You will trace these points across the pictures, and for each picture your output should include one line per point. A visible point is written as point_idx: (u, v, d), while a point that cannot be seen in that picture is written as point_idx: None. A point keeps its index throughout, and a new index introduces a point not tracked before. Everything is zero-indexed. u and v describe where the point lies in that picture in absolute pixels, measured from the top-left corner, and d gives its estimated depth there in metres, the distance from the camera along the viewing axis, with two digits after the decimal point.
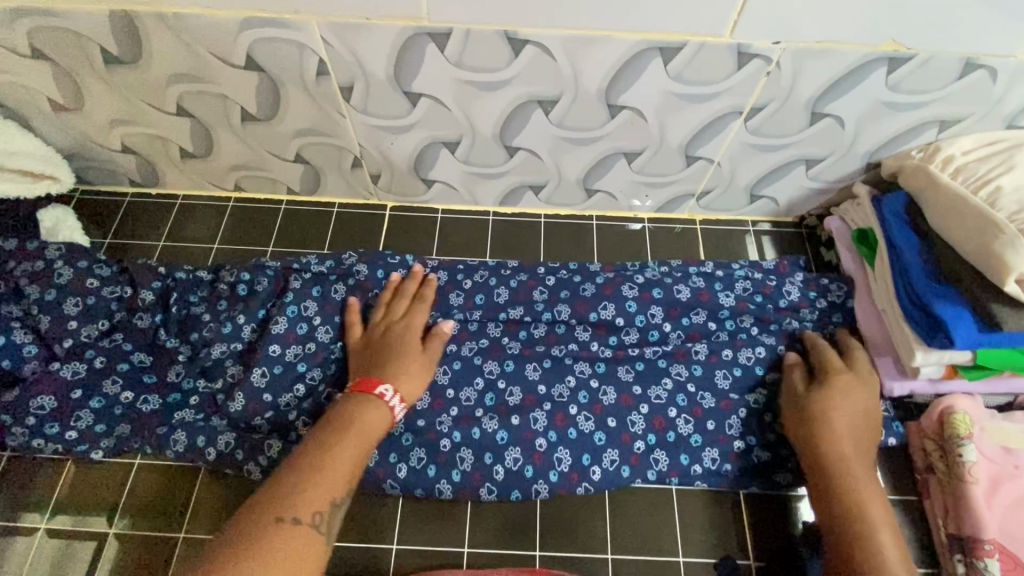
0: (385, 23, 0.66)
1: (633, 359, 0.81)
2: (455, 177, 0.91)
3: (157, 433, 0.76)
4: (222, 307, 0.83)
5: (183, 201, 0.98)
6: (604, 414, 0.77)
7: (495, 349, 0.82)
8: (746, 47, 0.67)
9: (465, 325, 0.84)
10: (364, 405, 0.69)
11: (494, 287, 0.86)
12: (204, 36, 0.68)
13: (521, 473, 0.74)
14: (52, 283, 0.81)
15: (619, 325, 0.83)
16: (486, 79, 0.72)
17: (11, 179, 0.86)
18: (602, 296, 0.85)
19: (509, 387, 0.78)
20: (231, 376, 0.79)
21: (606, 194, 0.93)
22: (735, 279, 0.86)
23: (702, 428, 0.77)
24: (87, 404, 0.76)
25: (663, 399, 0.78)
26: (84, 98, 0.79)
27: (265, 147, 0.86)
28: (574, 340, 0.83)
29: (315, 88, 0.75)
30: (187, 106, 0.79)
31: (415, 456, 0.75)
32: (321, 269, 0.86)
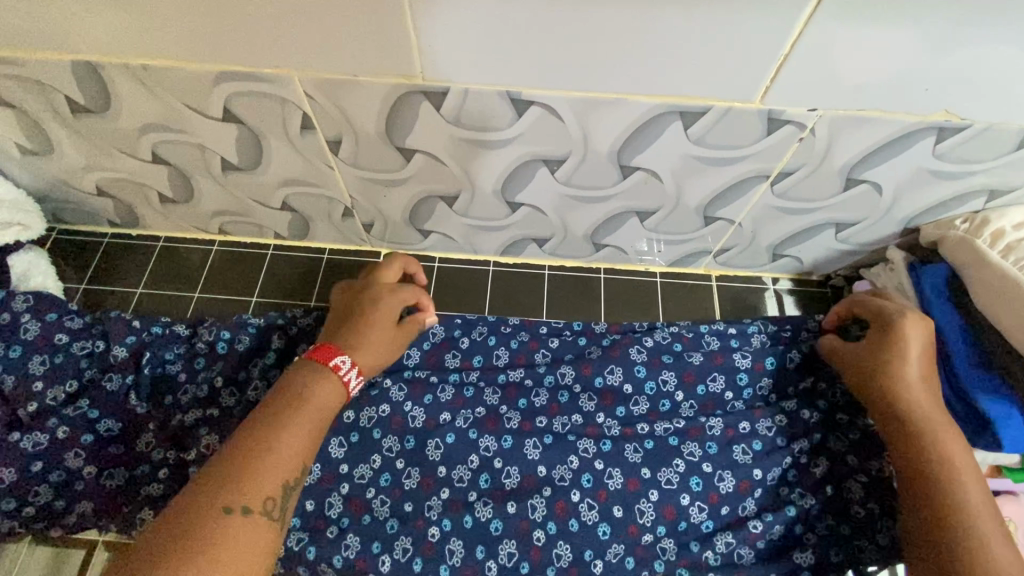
0: (374, 81, 0.59)
1: (643, 436, 0.73)
2: (453, 229, 0.84)
3: (123, 511, 0.70)
4: (200, 367, 0.77)
5: (165, 243, 0.92)
6: (610, 502, 0.70)
7: (491, 421, 0.74)
8: (778, 113, 0.60)
9: (460, 390, 0.76)
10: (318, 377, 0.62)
11: (493, 347, 0.80)
12: (176, 87, 0.62)
13: (515, 570, 0.67)
14: (17, 339, 0.75)
15: (627, 394, 0.76)
16: (485, 137, 0.65)
17: None
18: (608, 359, 0.78)
19: (506, 467, 0.71)
20: (206, 446, 0.71)
21: (615, 249, 0.86)
22: (750, 334, 0.80)
23: (715, 513, 0.70)
24: (47, 479, 0.70)
25: (675, 483, 0.70)
26: (53, 144, 0.73)
27: (249, 195, 0.80)
28: (577, 411, 0.75)
29: (300, 142, 0.68)
30: (163, 154, 0.73)
31: (400, 547, 0.68)
32: (308, 323, 0.80)
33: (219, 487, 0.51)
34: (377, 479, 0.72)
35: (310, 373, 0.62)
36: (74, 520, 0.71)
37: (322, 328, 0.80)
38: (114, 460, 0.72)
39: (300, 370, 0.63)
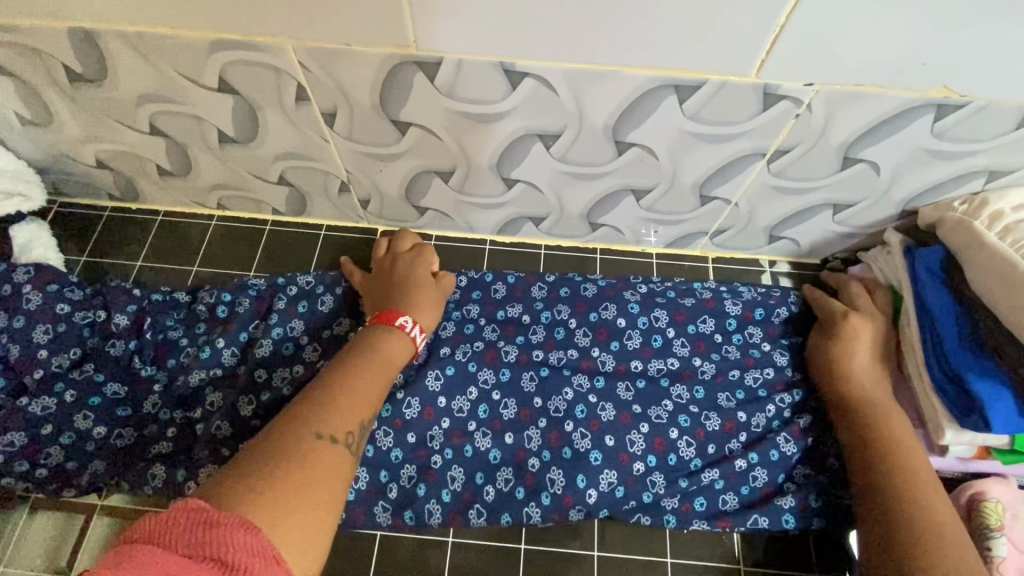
0: (368, 50, 0.59)
1: (637, 375, 0.74)
2: (449, 206, 0.84)
3: (136, 468, 0.71)
4: (200, 331, 0.78)
5: (165, 217, 0.93)
6: (602, 431, 0.71)
7: (490, 354, 0.75)
8: (773, 88, 0.60)
9: (461, 325, 0.76)
10: (384, 336, 0.66)
11: (490, 282, 0.80)
12: (171, 55, 0.62)
13: (511, 495, 0.69)
14: (20, 309, 0.76)
15: (621, 329, 0.76)
16: (480, 109, 0.65)
17: None
18: (601, 299, 0.79)
19: (504, 399, 0.72)
20: (212, 404, 0.73)
21: (611, 228, 0.86)
22: (742, 289, 0.80)
23: (704, 452, 0.71)
24: (58, 440, 0.71)
25: (665, 418, 0.72)
26: (51, 115, 0.74)
27: (246, 169, 0.80)
28: (573, 346, 0.76)
29: (295, 114, 0.68)
30: (161, 125, 0.73)
31: (405, 475, 0.70)
32: (306, 283, 0.80)
33: (309, 419, 0.53)
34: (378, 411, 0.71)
35: (381, 335, 0.66)
36: (87, 480, 0.71)
37: (321, 287, 0.80)
38: (122, 420, 0.73)
39: (367, 333, 0.66)
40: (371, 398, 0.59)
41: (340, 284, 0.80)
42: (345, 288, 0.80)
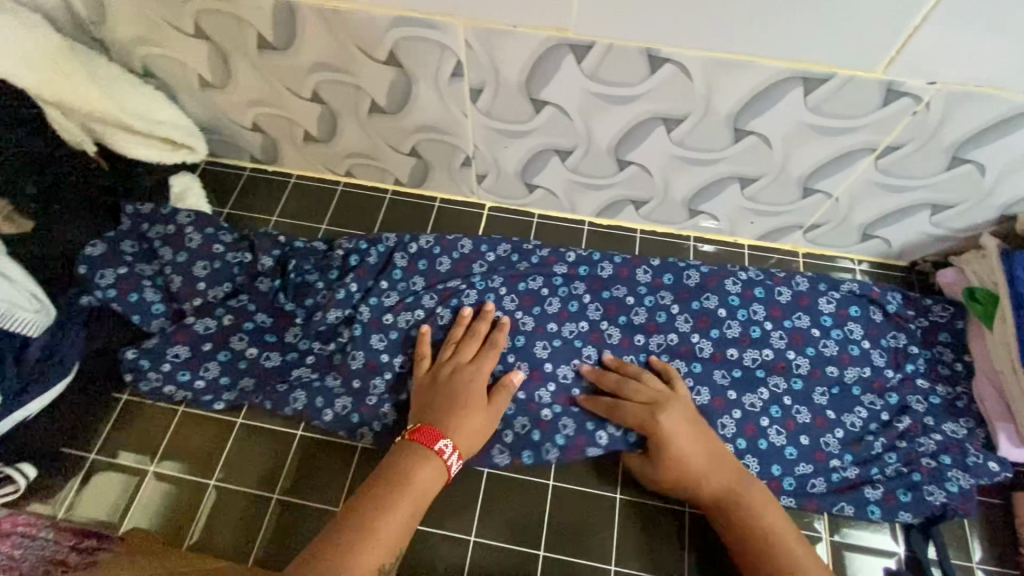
0: (530, 32, 0.67)
1: (732, 363, 0.80)
2: (559, 185, 0.91)
3: (277, 390, 0.80)
4: (334, 276, 0.86)
5: (296, 180, 1.03)
6: (692, 404, 0.77)
7: (596, 334, 0.82)
8: (898, 85, 0.66)
9: (568, 305, 0.84)
10: (422, 462, 0.67)
11: (597, 262, 0.87)
12: (354, 30, 0.72)
13: (616, 448, 0.75)
14: (183, 246, 0.87)
15: (721, 317, 0.82)
16: (616, 92, 0.72)
17: (154, 146, 0.88)
18: (702, 287, 0.84)
19: (609, 368, 0.80)
20: (343, 338, 0.82)
21: (709, 216, 0.91)
22: (840, 282, 0.84)
23: (795, 441, 0.76)
24: (215, 357, 0.81)
25: (755, 407, 0.77)
26: (230, 78, 0.84)
27: (384, 139, 0.90)
28: (673, 329, 0.82)
29: (446, 88, 0.77)
30: (323, 93, 0.83)
31: (518, 423, 0.77)
32: (425, 244, 0.88)
33: (338, 548, 0.58)
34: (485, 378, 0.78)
35: (417, 459, 0.67)
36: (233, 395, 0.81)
37: (438, 249, 0.88)
38: (262, 345, 0.82)
39: (402, 453, 0.68)
40: (392, 540, 0.61)
41: (456, 250, 0.88)
42: (462, 253, 0.88)
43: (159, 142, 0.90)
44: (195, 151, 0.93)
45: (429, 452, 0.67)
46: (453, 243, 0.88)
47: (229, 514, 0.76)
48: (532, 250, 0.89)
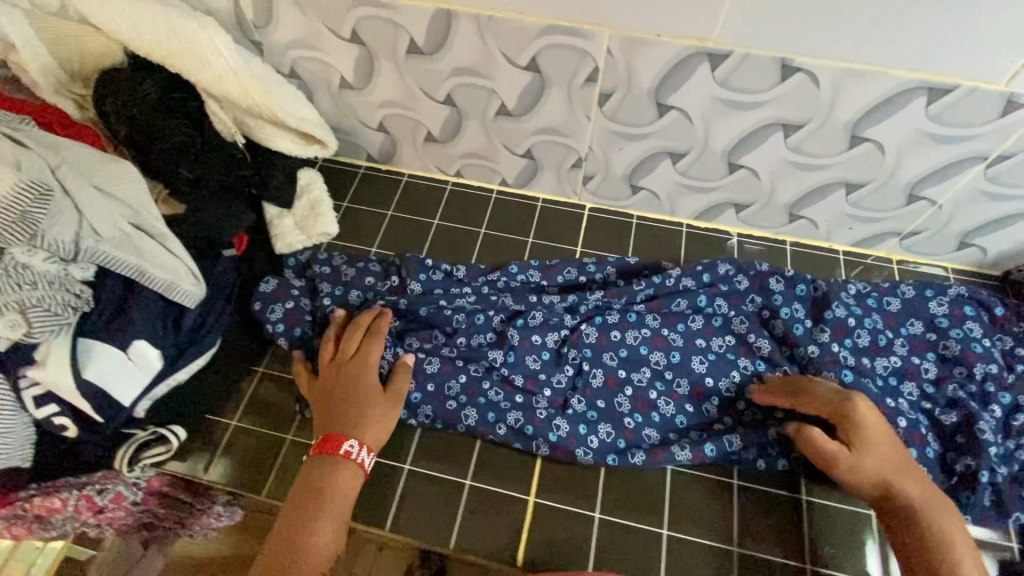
0: (673, 41, 0.73)
1: (705, 350, 0.89)
2: (664, 187, 0.97)
3: (388, 371, 0.85)
4: (459, 277, 0.96)
5: (407, 179, 1.10)
6: (682, 401, 0.87)
7: (744, 347, 0.89)
8: (1016, 97, 0.71)
9: (711, 322, 0.91)
10: (336, 467, 0.74)
11: (734, 278, 0.94)
12: (503, 37, 0.78)
13: (612, 445, 0.85)
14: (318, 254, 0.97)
15: (854, 327, 0.86)
16: (744, 99, 0.78)
17: (293, 139, 0.95)
18: (830, 296, 0.89)
19: (678, 378, 0.88)
20: (463, 327, 0.89)
21: (809, 221, 0.96)
22: (947, 288, 0.90)
23: (772, 418, 0.85)
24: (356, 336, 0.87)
25: (729, 391, 0.87)
26: (371, 80, 0.91)
27: (502, 140, 0.97)
28: (813, 342, 0.86)
29: (578, 92, 0.83)
30: (455, 95, 0.90)
31: (513, 418, 0.85)
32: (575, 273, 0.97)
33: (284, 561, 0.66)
34: (491, 374, 0.87)
35: (324, 464, 0.74)
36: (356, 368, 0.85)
37: (584, 275, 0.97)
38: (379, 329, 0.88)
39: (318, 463, 0.75)
40: (327, 549, 0.69)
41: (600, 274, 0.97)
42: (606, 277, 0.97)
43: (298, 136, 0.95)
44: (327, 147, 0.98)
45: (338, 457, 0.75)
46: (594, 269, 0.98)
47: (370, 486, 0.84)
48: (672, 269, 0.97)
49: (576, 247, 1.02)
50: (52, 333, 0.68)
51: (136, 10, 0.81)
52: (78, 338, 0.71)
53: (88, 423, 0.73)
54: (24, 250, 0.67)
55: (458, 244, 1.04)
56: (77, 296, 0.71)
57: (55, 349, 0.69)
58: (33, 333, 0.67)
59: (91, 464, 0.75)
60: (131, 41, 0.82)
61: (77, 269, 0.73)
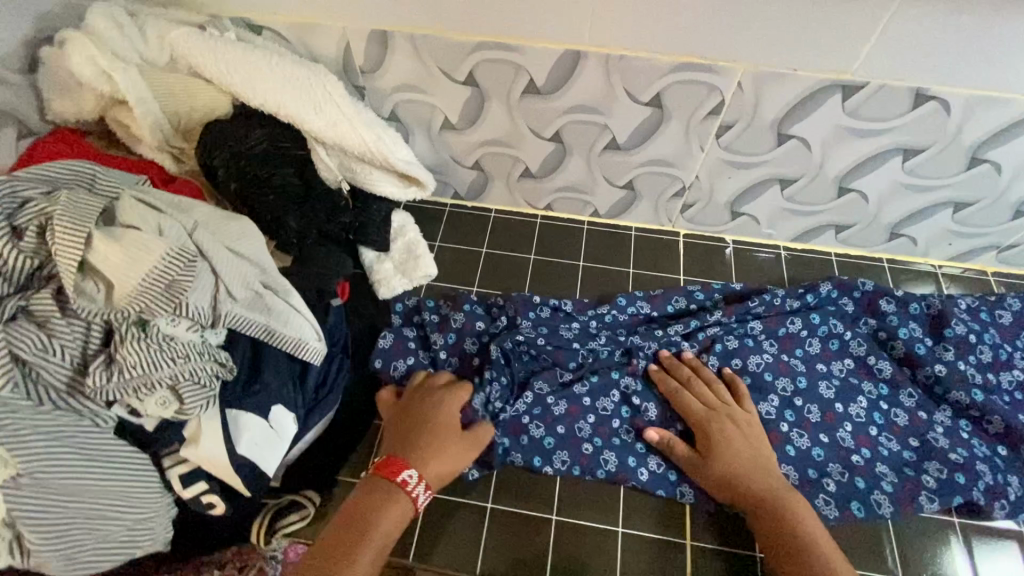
0: (808, 75, 0.74)
1: (828, 375, 0.86)
2: (766, 212, 0.98)
3: (519, 422, 0.81)
4: (571, 313, 0.92)
5: (496, 214, 1.08)
6: (815, 431, 0.81)
7: (863, 370, 0.87)
8: None
9: (827, 345, 0.89)
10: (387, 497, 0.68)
11: (839, 299, 0.93)
12: (630, 75, 0.78)
13: None
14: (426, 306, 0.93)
15: (974, 342, 0.87)
16: (870, 127, 0.79)
17: (393, 183, 0.92)
18: (946, 313, 0.89)
19: (807, 404, 0.83)
20: (587, 359, 0.86)
21: (908, 238, 0.98)
22: None
23: (907, 445, 0.81)
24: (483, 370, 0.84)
25: (862, 417, 0.83)
26: (477, 121, 0.90)
27: (604, 173, 0.96)
28: (937, 361, 0.86)
29: (696, 128, 0.84)
30: (565, 132, 0.89)
31: (654, 462, 0.80)
32: (680, 304, 0.94)
33: None
34: (619, 412, 0.82)
35: (378, 490, 0.68)
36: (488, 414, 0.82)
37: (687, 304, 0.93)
38: (505, 374, 0.83)
39: (365, 487, 0.69)
40: None
41: (700, 303, 0.94)
42: (707, 306, 0.94)
43: (396, 179, 0.93)
44: (425, 188, 0.95)
45: (394, 486, 0.69)
46: (696, 297, 0.94)
47: (506, 545, 0.75)
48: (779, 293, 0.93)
49: (679, 276, 1.01)
50: (201, 405, 0.65)
51: (249, 62, 0.79)
52: (225, 410, 0.68)
53: (234, 497, 0.69)
54: (169, 320, 0.64)
55: (559, 277, 1.02)
56: (220, 363, 0.68)
57: (206, 422, 0.66)
58: (184, 407, 0.64)
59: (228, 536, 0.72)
60: (242, 93, 0.80)
61: (210, 334, 0.69)
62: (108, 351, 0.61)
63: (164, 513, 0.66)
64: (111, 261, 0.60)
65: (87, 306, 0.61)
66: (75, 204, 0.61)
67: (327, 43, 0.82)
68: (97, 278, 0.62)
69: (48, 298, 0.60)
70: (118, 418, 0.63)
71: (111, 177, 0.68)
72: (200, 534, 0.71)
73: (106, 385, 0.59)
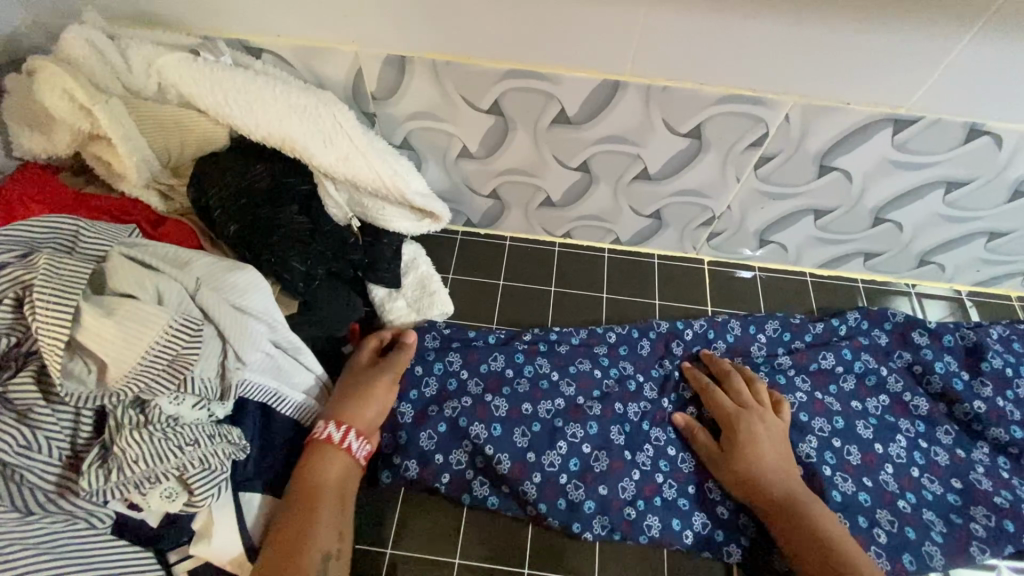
0: (860, 109, 0.71)
1: (864, 414, 0.83)
2: (796, 241, 0.94)
3: (558, 484, 0.76)
4: (605, 361, 0.86)
5: (511, 242, 1.01)
6: (858, 474, 0.78)
7: (899, 406, 0.84)
8: None
9: (863, 380, 0.86)
10: (326, 460, 0.65)
11: (870, 331, 0.90)
12: (671, 106, 0.73)
13: None
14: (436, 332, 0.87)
15: (1012, 377, 0.85)
16: (915, 159, 0.77)
17: (403, 215, 0.84)
18: (983, 346, 0.87)
19: (847, 446, 0.80)
20: (618, 413, 0.81)
21: (938, 265, 0.96)
22: None
23: (951, 486, 0.79)
24: (502, 398, 0.81)
25: (903, 458, 0.80)
26: (499, 151, 0.83)
27: (630, 203, 0.90)
28: (976, 398, 0.84)
29: (736, 156, 0.79)
30: (593, 162, 0.83)
31: (699, 521, 0.76)
32: (699, 329, 0.90)
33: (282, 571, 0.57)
34: (658, 466, 0.78)
35: (320, 455, 0.65)
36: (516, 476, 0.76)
37: (712, 333, 0.90)
38: (535, 425, 0.79)
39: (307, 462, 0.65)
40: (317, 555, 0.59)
41: (728, 333, 0.90)
42: (734, 336, 0.90)
43: (406, 211, 0.85)
44: (440, 220, 0.87)
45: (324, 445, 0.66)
46: (724, 326, 0.90)
47: None
48: (803, 325, 0.91)
49: (707, 306, 0.97)
50: (213, 495, 0.56)
51: (250, 91, 0.71)
52: (239, 493, 0.61)
53: None
54: (171, 399, 0.55)
55: (582, 312, 0.96)
56: (232, 443, 0.59)
57: (219, 512, 0.58)
58: (194, 500, 0.55)
59: None
60: (242, 127, 0.72)
61: (218, 408, 0.60)
62: (102, 440, 0.53)
63: None
64: (104, 338, 0.52)
65: (75, 390, 0.52)
66: (57, 270, 0.52)
67: (337, 68, 0.75)
68: (87, 357, 0.53)
69: (30, 383, 0.51)
70: (116, 513, 0.55)
71: (95, 232, 0.58)
72: None
73: (101, 486, 0.51)
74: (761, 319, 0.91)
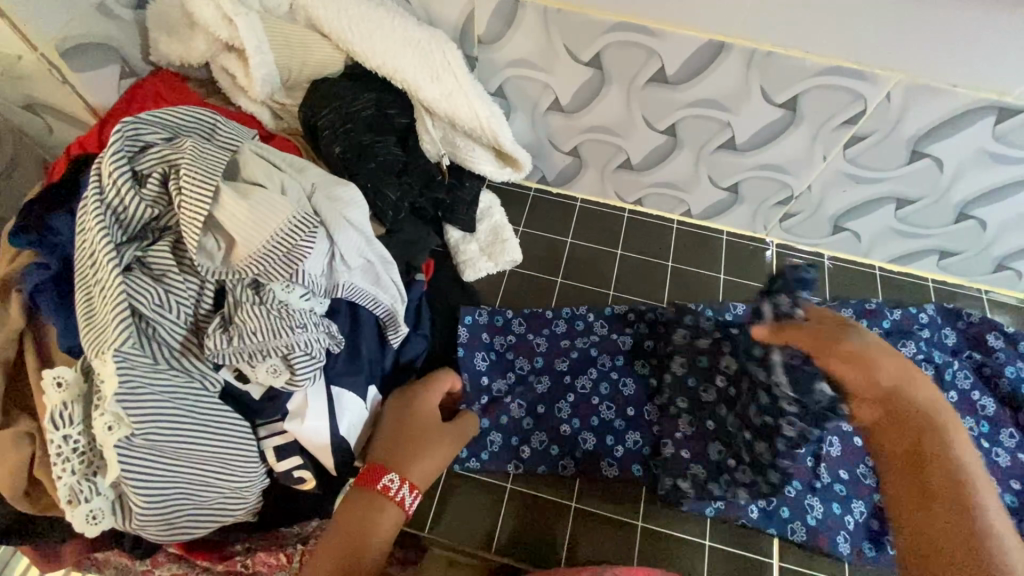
0: (966, 92, 0.70)
1: None
2: (871, 231, 0.94)
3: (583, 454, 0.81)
4: None
5: (582, 204, 1.04)
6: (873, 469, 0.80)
7: (1001, 418, 0.83)
8: None
9: (940, 371, 0.85)
10: (375, 504, 0.62)
11: (942, 327, 0.90)
12: (772, 72, 0.74)
13: (829, 514, 0.77)
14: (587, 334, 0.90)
15: None
16: (1013, 153, 0.76)
17: (489, 158, 0.87)
18: None
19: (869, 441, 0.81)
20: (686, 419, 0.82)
21: (1015, 272, 0.94)
22: None
23: (1009, 487, 0.79)
24: (599, 391, 0.85)
25: None
26: (590, 105, 0.86)
27: (710, 173, 0.91)
28: None
29: (827, 133, 0.79)
30: (681, 126, 0.84)
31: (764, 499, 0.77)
32: None
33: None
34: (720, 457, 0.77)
35: (370, 502, 0.62)
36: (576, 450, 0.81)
37: None
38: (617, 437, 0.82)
39: (357, 499, 0.62)
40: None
41: None
42: None
43: (492, 154, 0.88)
44: (522, 169, 0.90)
45: (376, 494, 0.62)
46: None
47: (600, 537, 0.77)
48: (879, 311, 0.91)
49: None
50: (311, 378, 0.61)
51: (371, 21, 0.75)
52: (330, 386, 0.65)
53: (323, 472, 0.66)
54: (283, 286, 0.60)
55: (648, 278, 0.98)
56: (331, 335, 0.64)
57: (313, 398, 0.63)
58: (295, 379, 0.60)
59: (311, 510, 0.68)
60: (359, 54, 0.77)
61: (318, 303, 0.65)
62: (222, 313, 0.59)
63: (258, 484, 0.63)
64: (236, 217, 0.56)
65: (205, 264, 0.57)
66: (201, 153, 0.57)
67: (451, 8, 0.78)
68: (217, 235, 0.58)
69: (167, 251, 0.57)
70: (223, 381, 0.60)
71: (230, 128, 0.64)
72: (283, 507, 0.68)
73: (222, 349, 0.57)
74: (833, 306, 0.92)
